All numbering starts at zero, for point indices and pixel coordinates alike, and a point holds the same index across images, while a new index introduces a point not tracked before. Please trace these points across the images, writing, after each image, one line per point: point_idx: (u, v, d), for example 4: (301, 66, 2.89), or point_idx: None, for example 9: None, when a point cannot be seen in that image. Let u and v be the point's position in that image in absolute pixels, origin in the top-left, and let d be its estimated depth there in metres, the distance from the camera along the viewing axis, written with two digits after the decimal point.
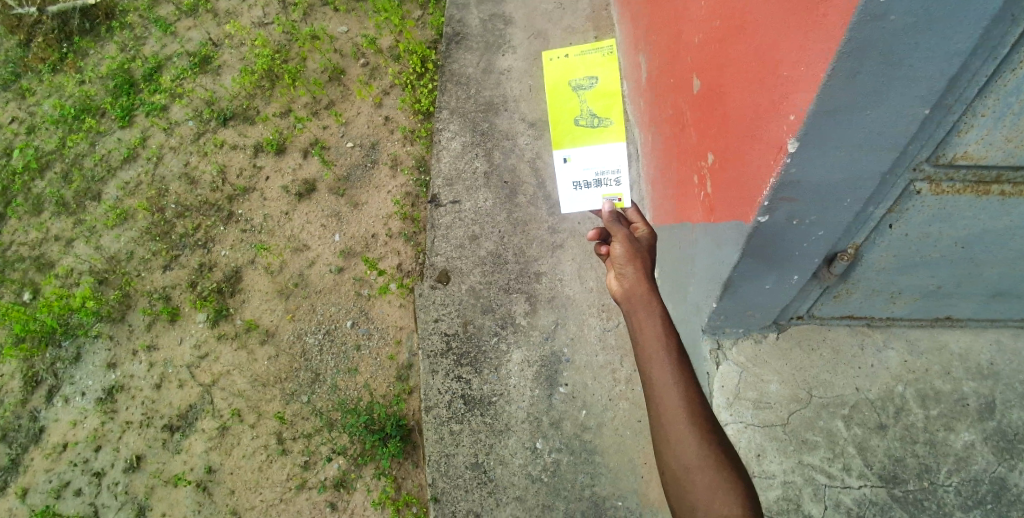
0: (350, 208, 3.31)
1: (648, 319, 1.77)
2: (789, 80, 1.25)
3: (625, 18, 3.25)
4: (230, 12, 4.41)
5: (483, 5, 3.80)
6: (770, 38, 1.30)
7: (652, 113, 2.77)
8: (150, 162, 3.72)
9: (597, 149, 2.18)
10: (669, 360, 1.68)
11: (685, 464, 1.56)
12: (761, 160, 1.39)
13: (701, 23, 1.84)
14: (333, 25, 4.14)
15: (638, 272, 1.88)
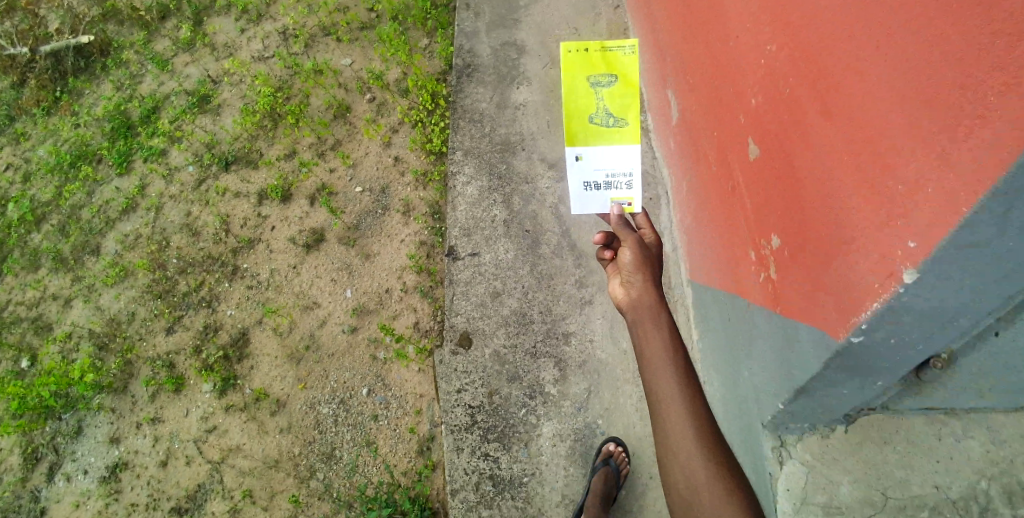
0: (362, 260, 3.10)
1: (655, 331, 1.67)
2: (911, 195, 1.07)
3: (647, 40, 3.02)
4: (228, 45, 4.27)
5: (495, 32, 3.57)
6: (887, 139, 1.11)
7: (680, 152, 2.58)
8: (150, 213, 3.56)
9: (614, 149, 1.94)
10: (672, 373, 1.59)
11: (690, 482, 1.46)
12: (861, 273, 1.21)
13: (761, 81, 1.64)
14: (336, 57, 3.95)
15: (646, 281, 1.79)
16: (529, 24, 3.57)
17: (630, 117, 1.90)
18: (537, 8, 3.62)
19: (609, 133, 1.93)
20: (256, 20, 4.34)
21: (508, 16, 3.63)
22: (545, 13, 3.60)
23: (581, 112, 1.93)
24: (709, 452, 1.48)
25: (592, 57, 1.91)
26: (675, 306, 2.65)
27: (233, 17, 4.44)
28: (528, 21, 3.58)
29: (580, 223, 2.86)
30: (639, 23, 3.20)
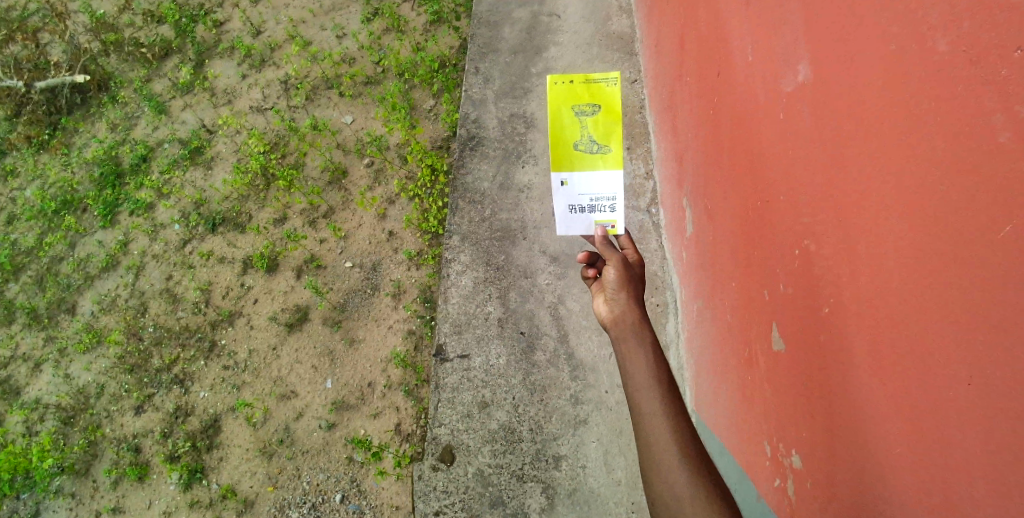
0: (345, 346, 2.92)
1: (640, 350, 1.59)
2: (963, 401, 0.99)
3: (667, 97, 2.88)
4: (228, 91, 4.14)
5: (503, 102, 3.38)
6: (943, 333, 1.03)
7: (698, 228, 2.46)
8: (130, 273, 3.41)
9: (597, 176, 1.89)
10: (647, 357, 1.56)
11: (675, 494, 1.35)
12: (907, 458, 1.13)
13: (800, 205, 1.53)
14: (337, 114, 3.79)
15: (631, 300, 1.71)
16: (539, 96, 3.38)
17: (614, 143, 1.85)
18: (548, 78, 3.46)
19: (594, 159, 1.89)
20: (258, 66, 4.21)
21: (517, 85, 3.44)
22: None
23: (565, 140, 1.88)
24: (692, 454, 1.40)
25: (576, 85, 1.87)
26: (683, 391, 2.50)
27: (235, 61, 4.31)
28: (538, 91, 3.39)
29: (580, 328, 2.65)
30: (658, 96, 3.06)
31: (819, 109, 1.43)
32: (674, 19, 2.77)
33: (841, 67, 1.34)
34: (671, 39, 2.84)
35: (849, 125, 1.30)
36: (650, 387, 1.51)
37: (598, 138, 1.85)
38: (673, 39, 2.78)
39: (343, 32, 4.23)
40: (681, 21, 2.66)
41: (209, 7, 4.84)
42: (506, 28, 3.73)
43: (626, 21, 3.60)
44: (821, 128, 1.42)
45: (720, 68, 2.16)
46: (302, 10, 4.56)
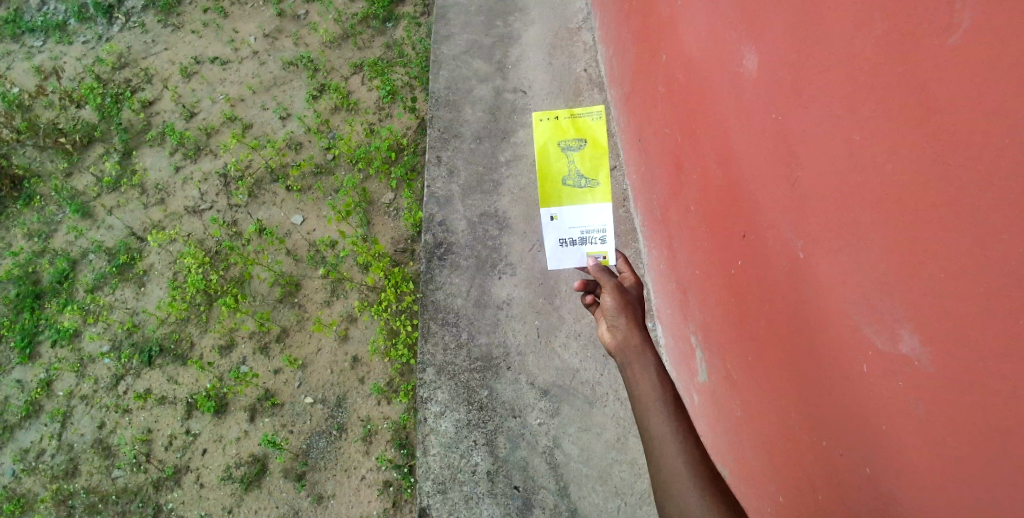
0: (313, 505, 2.57)
1: (643, 372, 1.63)
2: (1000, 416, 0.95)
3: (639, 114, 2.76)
4: (160, 186, 3.65)
5: (471, 198, 3.05)
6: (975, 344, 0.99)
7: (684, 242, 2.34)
8: (53, 423, 2.92)
9: (586, 210, 1.90)
10: (642, 357, 1.65)
11: (683, 507, 1.39)
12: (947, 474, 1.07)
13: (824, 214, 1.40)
14: (286, 211, 3.39)
15: (630, 324, 1.74)
16: (510, 190, 3.06)
17: (602, 177, 1.84)
18: (518, 167, 3.14)
19: (582, 194, 1.89)
20: (194, 156, 3.75)
21: (486, 177, 3.12)
22: (527, 174, 3.11)
23: (553, 175, 1.91)
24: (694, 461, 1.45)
25: (562, 119, 1.88)
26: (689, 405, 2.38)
27: (166, 149, 3.84)
28: (509, 185, 3.08)
29: (582, 477, 2.34)
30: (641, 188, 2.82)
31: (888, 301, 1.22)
32: (658, 114, 2.52)
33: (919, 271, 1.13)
34: (654, 134, 2.59)
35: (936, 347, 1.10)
36: (666, 497, 1.43)
37: (586, 171, 1.84)
38: (659, 135, 2.53)
39: (288, 112, 3.84)
40: (668, 119, 2.42)
41: (135, 84, 4.36)
42: (467, 108, 3.42)
43: (598, 98, 3.37)
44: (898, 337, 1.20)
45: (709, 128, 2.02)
46: (241, 87, 4.14)
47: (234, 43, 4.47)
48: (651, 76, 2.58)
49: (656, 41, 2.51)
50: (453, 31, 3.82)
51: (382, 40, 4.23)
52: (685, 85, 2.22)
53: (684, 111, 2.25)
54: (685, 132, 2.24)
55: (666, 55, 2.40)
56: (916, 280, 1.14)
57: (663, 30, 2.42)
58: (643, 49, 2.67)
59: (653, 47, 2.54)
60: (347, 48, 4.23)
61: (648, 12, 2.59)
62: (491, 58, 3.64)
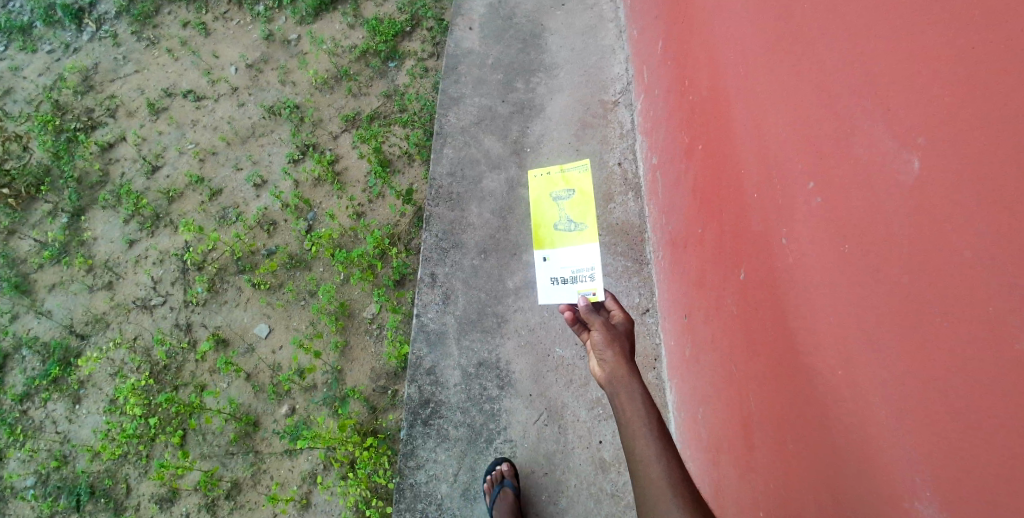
0: None
1: (628, 400, 1.50)
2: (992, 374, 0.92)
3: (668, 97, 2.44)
4: (111, 264, 3.12)
5: (468, 339, 2.46)
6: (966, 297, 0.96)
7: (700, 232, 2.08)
8: None
9: (576, 251, 2.04)
10: (629, 384, 1.54)
11: None
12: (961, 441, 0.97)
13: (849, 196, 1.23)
14: (248, 317, 2.83)
15: (617, 356, 1.62)
16: (516, 330, 2.47)
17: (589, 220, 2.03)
18: (527, 298, 2.53)
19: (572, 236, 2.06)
20: (151, 228, 3.20)
21: (487, 310, 2.52)
22: (540, 309, 2.50)
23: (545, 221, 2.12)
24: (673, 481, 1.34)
25: (552, 174, 2.16)
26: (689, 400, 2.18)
27: (121, 215, 3.28)
28: (516, 322, 2.48)
29: None
30: (681, 364, 2.27)
31: (897, 305, 1.10)
32: (718, 300, 1.95)
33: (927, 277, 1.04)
34: (708, 318, 2.03)
35: (953, 387, 0.99)
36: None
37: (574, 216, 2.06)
38: (716, 327, 1.97)
39: (263, 179, 3.23)
40: (733, 322, 1.85)
41: (96, 117, 3.78)
42: (473, 207, 2.79)
43: (633, 208, 2.72)
44: (907, 373, 1.08)
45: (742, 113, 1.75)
46: (214, 136, 3.56)
47: (210, 75, 3.85)
48: (712, 249, 1.99)
49: (723, 211, 1.90)
50: (464, 90, 3.17)
51: (382, 86, 3.56)
52: (763, 307, 1.64)
53: (757, 334, 1.69)
54: (757, 361, 1.68)
55: (738, 242, 1.80)
56: (920, 264, 1.05)
57: (736, 208, 1.80)
58: (704, 205, 2.07)
59: (719, 215, 1.94)
60: (339, 94, 3.57)
61: (714, 165, 1.97)
62: (507, 137, 3.00)
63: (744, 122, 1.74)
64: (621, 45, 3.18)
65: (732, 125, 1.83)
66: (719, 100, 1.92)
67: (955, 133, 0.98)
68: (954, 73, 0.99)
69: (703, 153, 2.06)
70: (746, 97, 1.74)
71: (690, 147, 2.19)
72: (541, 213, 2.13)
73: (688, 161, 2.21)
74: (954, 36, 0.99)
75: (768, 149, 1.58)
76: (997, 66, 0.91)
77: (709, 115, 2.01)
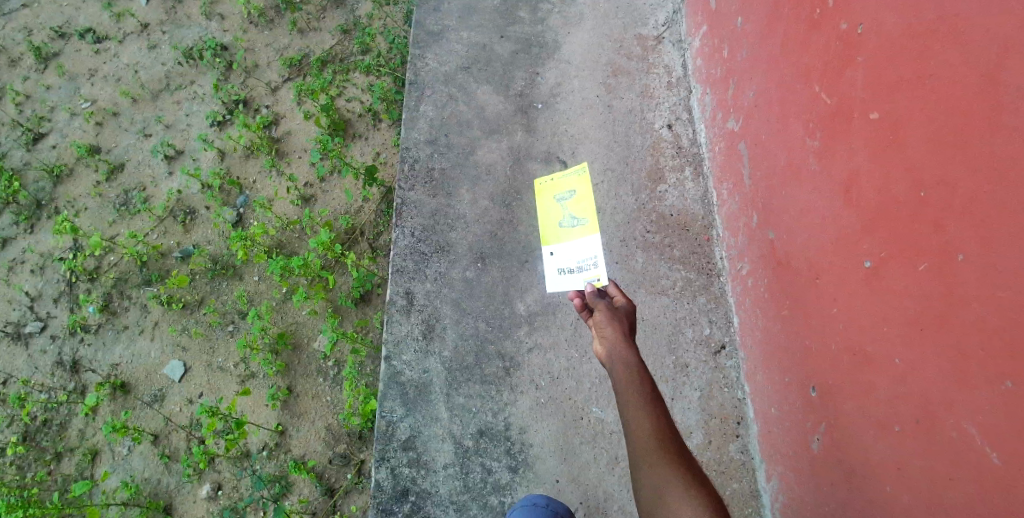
0: None
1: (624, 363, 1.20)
2: None
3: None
4: None
5: (462, 396, 1.70)
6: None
7: (846, 206, 1.23)
8: None
9: (581, 242, 1.72)
10: (626, 352, 1.23)
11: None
12: None
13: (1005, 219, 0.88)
14: (156, 352, 2.04)
15: (617, 331, 1.26)
16: (531, 381, 1.70)
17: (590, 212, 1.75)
18: (546, 330, 1.74)
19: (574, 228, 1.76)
20: (28, 222, 2.36)
21: (488, 349, 1.74)
22: (566, 350, 1.72)
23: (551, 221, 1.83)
24: (673, 462, 1.07)
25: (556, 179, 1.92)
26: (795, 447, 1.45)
27: None
28: (531, 368, 1.71)
29: None
30: (793, 446, 1.46)
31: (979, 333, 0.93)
32: (890, 371, 1.12)
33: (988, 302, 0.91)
34: (853, 393, 1.23)
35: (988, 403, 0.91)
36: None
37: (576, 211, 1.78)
38: (877, 414, 1.16)
39: (176, 150, 2.38)
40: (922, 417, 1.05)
41: None
42: (465, 191, 1.96)
43: (693, 190, 1.90)
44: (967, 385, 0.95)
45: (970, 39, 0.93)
46: (116, 92, 2.65)
47: (113, 7, 2.89)
48: (873, 285, 1.16)
49: (908, 223, 1.06)
50: (446, 22, 2.27)
51: (337, 19, 2.63)
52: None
53: (1001, 465, 0.89)
54: (995, 514, 0.89)
55: (953, 285, 0.98)
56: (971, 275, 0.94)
57: (958, 220, 0.96)
58: (848, 204, 1.22)
59: (895, 228, 1.10)
60: (280, 30, 2.65)
61: (883, 136, 1.12)
62: (508, 89, 2.12)
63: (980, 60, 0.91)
64: None
65: (940, 60, 0.99)
66: (893, 22, 1.09)
67: (982, 138, 0.91)
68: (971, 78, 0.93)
69: (847, 112, 1.21)
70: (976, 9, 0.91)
71: (814, 105, 1.33)
72: (541, 214, 1.86)
73: (823, 120, 1.30)
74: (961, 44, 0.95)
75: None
76: (999, 67, 0.88)
77: (863, 47, 1.17)
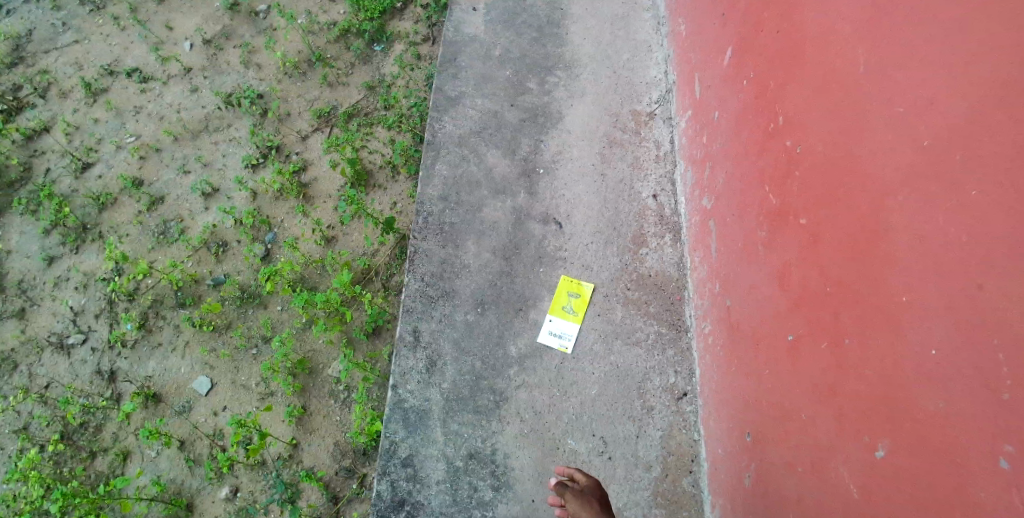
0: None
1: None
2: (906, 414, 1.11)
3: (743, 106, 1.81)
4: (24, 286, 2.57)
5: (456, 423, 1.95)
6: (882, 371, 1.17)
7: (774, 286, 1.56)
8: None
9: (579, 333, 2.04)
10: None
11: None
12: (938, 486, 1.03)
13: (873, 299, 1.20)
14: (187, 367, 2.30)
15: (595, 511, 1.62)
16: (517, 413, 1.95)
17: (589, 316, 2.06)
18: (533, 370, 2.01)
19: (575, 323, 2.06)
20: (75, 243, 2.63)
21: (483, 384, 2.00)
22: (551, 389, 1.98)
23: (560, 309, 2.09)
24: None
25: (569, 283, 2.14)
26: (732, 482, 1.72)
27: (40, 223, 2.70)
28: (518, 403, 1.97)
29: None
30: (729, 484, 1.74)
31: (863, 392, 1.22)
32: (802, 421, 1.42)
33: (861, 366, 1.23)
34: (780, 440, 1.51)
35: (868, 439, 1.20)
36: None
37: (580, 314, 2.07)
38: (798, 458, 1.43)
39: (213, 187, 2.67)
40: (834, 459, 1.30)
41: (23, 97, 3.14)
42: (471, 243, 2.24)
43: (670, 254, 2.19)
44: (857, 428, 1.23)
45: (867, 167, 1.23)
46: (158, 129, 2.93)
47: (160, 51, 3.19)
48: (792, 352, 1.47)
49: (816, 305, 1.38)
50: (463, 89, 2.58)
51: (365, 75, 2.95)
52: (887, 466, 1.15)
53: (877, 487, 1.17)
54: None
55: (840, 356, 1.29)
56: (852, 346, 1.25)
57: (844, 303, 1.29)
58: (781, 287, 1.53)
59: (806, 309, 1.42)
60: (312, 83, 2.96)
61: (808, 236, 1.43)
62: (514, 153, 2.43)
63: (877, 184, 1.20)
64: (659, 41, 2.60)
65: (849, 179, 1.29)
66: (819, 143, 1.40)
67: (878, 242, 1.19)
68: (877, 196, 1.20)
69: (791, 215, 1.50)
70: (879, 145, 1.20)
71: (760, 204, 1.66)
72: (557, 297, 2.11)
73: (762, 218, 1.65)
74: (877, 167, 1.20)
75: (928, 223, 1.08)
76: (906, 189, 1.13)
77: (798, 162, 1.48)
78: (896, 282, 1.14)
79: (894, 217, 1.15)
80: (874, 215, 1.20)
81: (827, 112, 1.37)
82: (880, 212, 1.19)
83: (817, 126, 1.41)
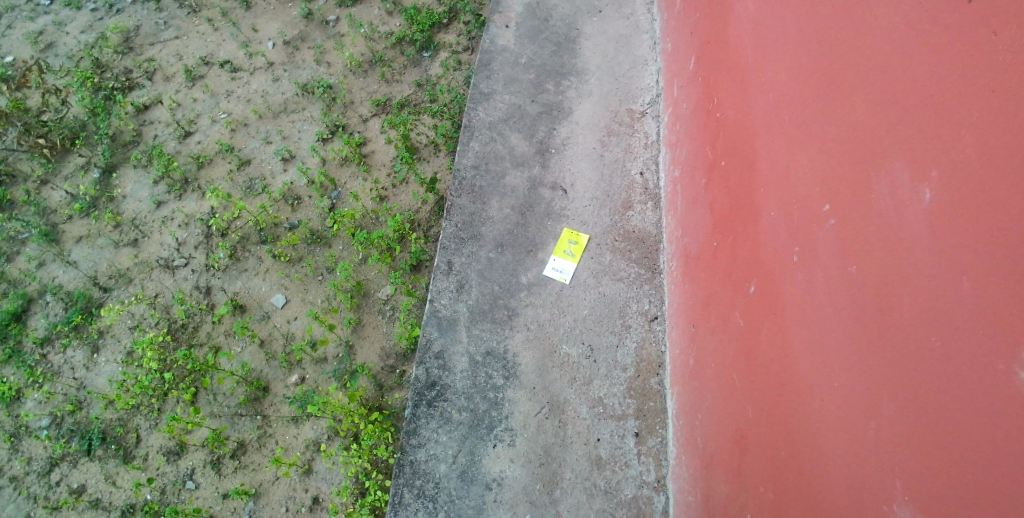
0: None
1: None
2: (837, 333, 1.39)
3: (702, 97, 2.45)
4: (137, 223, 3.22)
5: (478, 328, 2.56)
6: (785, 282, 1.63)
7: (712, 219, 2.21)
8: None
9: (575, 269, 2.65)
10: None
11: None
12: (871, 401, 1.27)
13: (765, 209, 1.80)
14: (267, 286, 2.94)
15: None
16: (525, 326, 2.56)
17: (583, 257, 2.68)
18: (539, 294, 2.62)
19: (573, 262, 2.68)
20: (178, 191, 3.30)
21: (501, 302, 2.61)
22: (552, 307, 2.59)
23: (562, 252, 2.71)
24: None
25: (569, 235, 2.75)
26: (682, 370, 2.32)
27: (152, 175, 3.38)
28: (526, 317, 2.58)
29: None
30: (724, 475, 1.89)
31: (804, 316, 1.52)
32: (749, 340, 1.82)
33: (756, 254, 1.83)
34: (767, 438, 1.66)
35: (803, 351, 1.52)
36: None
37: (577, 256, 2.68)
38: (745, 369, 1.83)
39: (291, 153, 3.34)
40: (781, 375, 1.62)
41: (134, 79, 3.79)
42: (495, 201, 2.87)
43: (651, 217, 2.80)
44: (804, 349, 1.51)
45: (765, 124, 1.85)
46: (246, 109, 3.62)
47: (248, 48, 3.88)
48: (719, 258, 2.11)
49: (735, 224, 2.01)
50: (495, 87, 3.24)
51: (415, 75, 3.64)
52: (876, 442, 1.25)
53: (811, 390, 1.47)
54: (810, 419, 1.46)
55: (747, 255, 1.90)
56: (755, 245, 1.85)
57: (750, 221, 1.90)
58: (716, 217, 2.17)
59: (729, 227, 2.05)
60: (372, 78, 3.65)
61: (732, 179, 2.06)
62: (533, 136, 3.07)
63: (767, 130, 1.83)
64: (654, 58, 3.25)
65: (756, 134, 1.91)
66: (741, 114, 2.03)
67: (769, 170, 1.80)
68: (771, 140, 1.80)
69: (720, 167, 2.16)
70: (770, 108, 1.82)
71: (707, 164, 2.31)
72: (559, 242, 2.74)
73: (706, 172, 2.31)
74: (771, 122, 1.81)
75: (794, 156, 1.64)
76: (779, 133, 1.74)
77: (729, 130, 2.12)
78: (777, 194, 1.73)
79: (776, 154, 1.75)
80: (767, 156, 1.81)
81: (748, 92, 2.00)
82: (780, 156, 1.72)
83: (743, 103, 2.04)
